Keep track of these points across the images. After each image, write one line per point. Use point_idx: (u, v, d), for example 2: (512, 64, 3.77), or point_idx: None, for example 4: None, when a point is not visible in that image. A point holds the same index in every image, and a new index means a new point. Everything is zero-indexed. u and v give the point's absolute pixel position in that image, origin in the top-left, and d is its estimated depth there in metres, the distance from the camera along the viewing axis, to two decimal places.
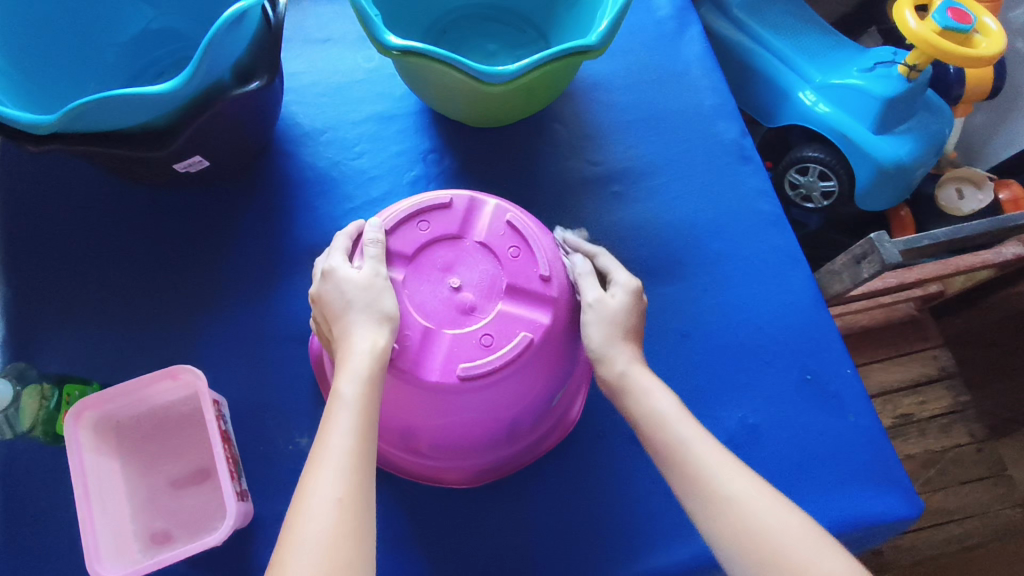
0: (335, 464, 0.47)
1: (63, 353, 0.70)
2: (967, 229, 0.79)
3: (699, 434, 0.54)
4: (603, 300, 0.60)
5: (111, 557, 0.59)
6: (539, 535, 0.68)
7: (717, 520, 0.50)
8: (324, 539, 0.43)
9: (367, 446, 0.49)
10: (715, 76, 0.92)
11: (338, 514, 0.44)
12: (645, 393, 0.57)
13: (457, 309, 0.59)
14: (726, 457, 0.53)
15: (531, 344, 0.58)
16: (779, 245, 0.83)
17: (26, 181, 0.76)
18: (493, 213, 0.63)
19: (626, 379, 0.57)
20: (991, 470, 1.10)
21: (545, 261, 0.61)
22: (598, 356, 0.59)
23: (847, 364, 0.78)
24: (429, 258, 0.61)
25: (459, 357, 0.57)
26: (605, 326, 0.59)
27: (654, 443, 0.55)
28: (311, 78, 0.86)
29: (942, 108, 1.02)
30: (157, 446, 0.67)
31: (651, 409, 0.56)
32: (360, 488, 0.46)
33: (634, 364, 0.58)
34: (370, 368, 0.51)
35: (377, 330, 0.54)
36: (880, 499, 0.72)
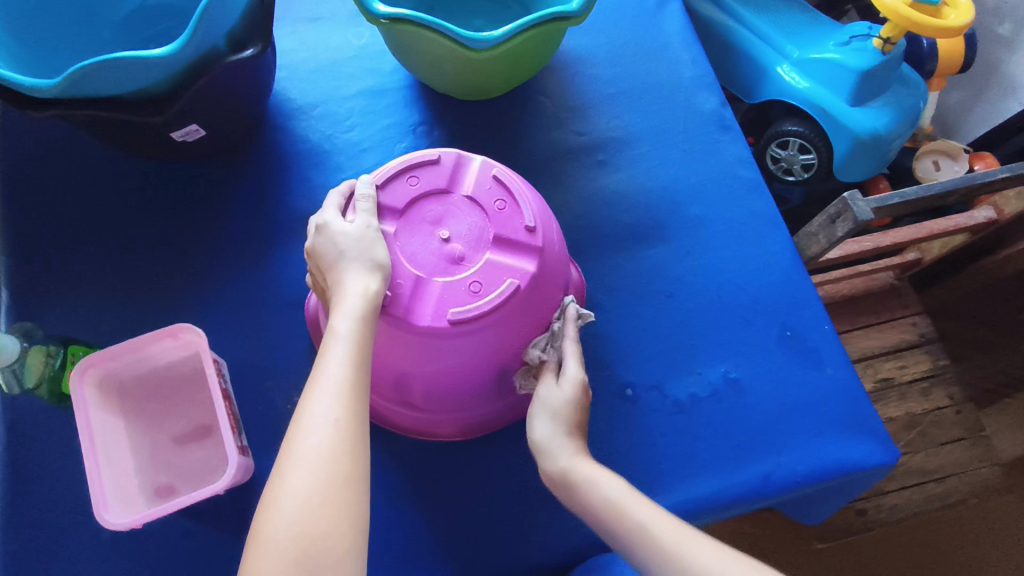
0: (331, 390, 0.49)
1: (65, 314, 0.72)
2: (937, 187, 0.82)
3: (654, 513, 0.54)
4: (550, 394, 0.62)
5: (118, 507, 0.61)
6: (531, 484, 0.70)
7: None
8: (321, 452, 0.46)
9: (362, 376, 0.51)
10: (695, 48, 0.95)
11: (335, 435, 0.47)
12: (592, 483, 0.57)
13: (446, 259, 0.62)
14: (685, 530, 0.52)
15: (518, 291, 0.61)
16: (758, 209, 0.86)
17: (26, 154, 0.78)
18: (479, 169, 0.66)
19: (569, 475, 0.58)
20: (969, 431, 1.13)
21: (530, 213, 0.63)
22: (541, 450, 0.61)
23: (825, 320, 0.81)
24: (419, 212, 0.64)
25: (449, 303, 0.60)
26: (550, 420, 0.61)
27: (610, 528, 0.54)
28: (303, 54, 0.88)
29: (917, 83, 1.05)
30: (159, 404, 0.69)
31: (603, 498, 0.55)
32: (356, 413, 0.49)
33: (576, 458, 0.59)
34: (364, 308, 0.54)
35: (370, 275, 0.56)
36: (858, 447, 0.75)
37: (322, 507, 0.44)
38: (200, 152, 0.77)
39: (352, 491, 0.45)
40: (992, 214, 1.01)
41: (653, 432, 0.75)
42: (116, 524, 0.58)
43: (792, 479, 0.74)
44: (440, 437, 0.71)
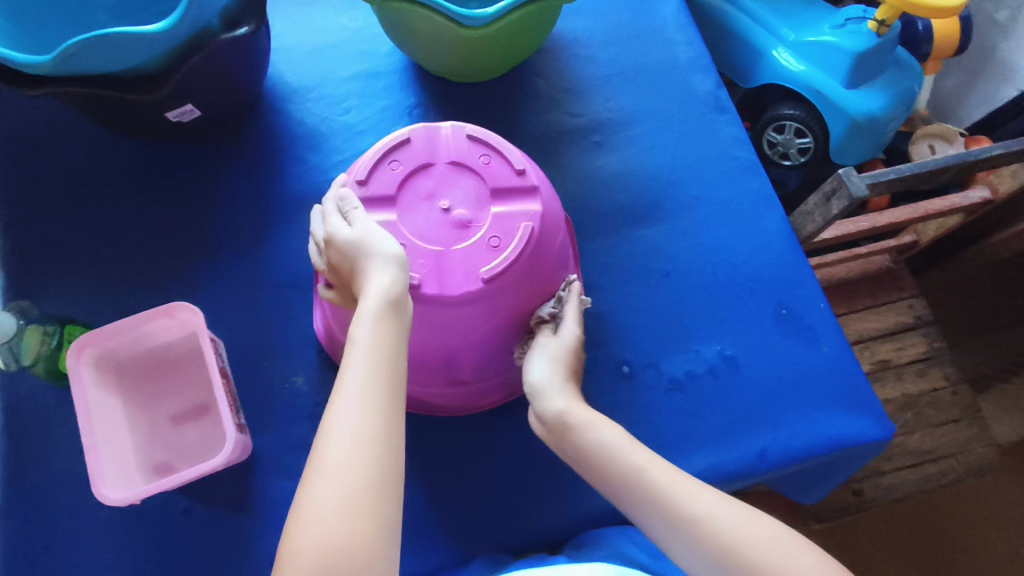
0: (350, 402, 0.47)
1: (61, 294, 0.73)
2: (930, 164, 0.82)
3: (652, 458, 0.54)
4: (550, 343, 0.64)
5: (116, 484, 0.61)
6: (530, 462, 0.71)
7: (676, 540, 0.50)
8: (341, 468, 0.44)
9: (385, 378, 0.48)
10: (674, 25, 0.95)
11: (350, 447, 0.45)
12: (588, 428, 0.58)
13: (455, 226, 0.62)
14: (681, 477, 0.53)
15: (534, 233, 0.62)
16: (755, 188, 0.86)
17: (21, 136, 0.78)
18: (451, 133, 0.66)
19: (565, 418, 0.59)
20: (965, 412, 1.13)
21: (515, 158, 0.65)
22: (537, 393, 0.62)
23: (821, 298, 0.81)
24: (411, 192, 0.63)
25: (477, 265, 0.60)
26: (547, 365, 0.63)
27: (607, 474, 0.55)
28: (298, 37, 0.88)
29: (912, 65, 1.05)
30: (155, 384, 0.69)
31: (597, 442, 0.57)
32: (375, 424, 0.46)
33: (573, 404, 0.60)
34: (381, 308, 0.51)
35: (385, 269, 0.54)
36: (854, 422, 0.76)
37: (349, 526, 0.43)
38: (195, 133, 0.77)
39: (379, 506, 0.44)
40: (988, 193, 1.00)
41: (649, 409, 0.76)
42: (114, 500, 0.58)
43: (789, 455, 0.74)
44: (439, 414, 0.72)
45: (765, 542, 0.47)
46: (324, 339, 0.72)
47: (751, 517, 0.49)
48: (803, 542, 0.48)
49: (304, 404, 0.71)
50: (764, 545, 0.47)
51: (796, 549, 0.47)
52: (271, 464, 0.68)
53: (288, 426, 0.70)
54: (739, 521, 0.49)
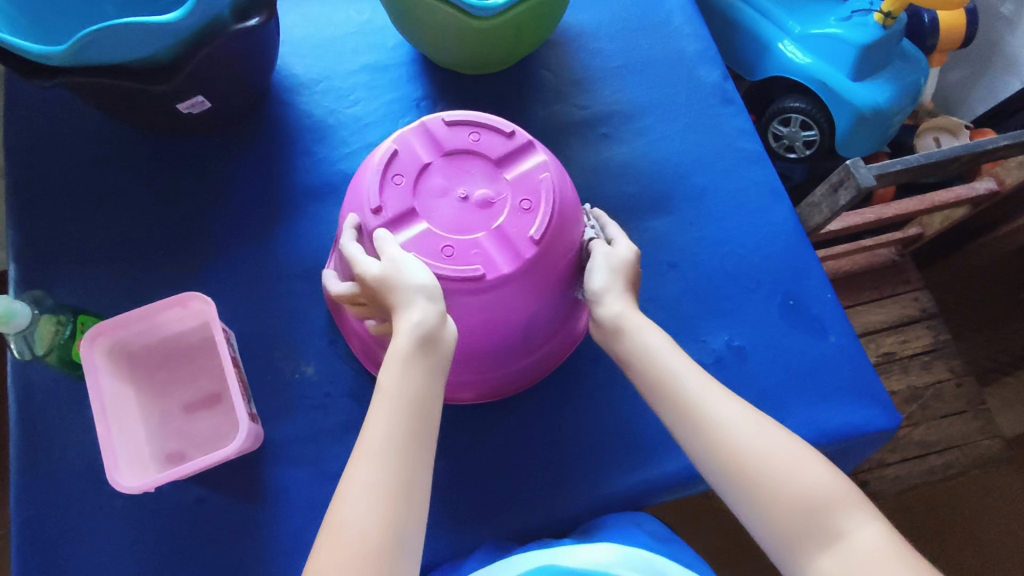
0: (376, 455, 0.48)
1: (72, 285, 0.73)
2: (937, 155, 0.82)
3: (692, 368, 0.56)
4: (611, 253, 0.63)
5: (130, 473, 0.62)
6: (539, 451, 0.71)
7: (694, 439, 0.53)
8: (366, 521, 0.46)
9: (412, 434, 0.50)
10: (650, 16, 0.95)
11: (375, 502, 0.47)
12: (634, 332, 0.58)
13: (480, 207, 0.63)
14: (710, 384, 0.54)
15: (555, 181, 0.64)
16: (762, 180, 0.87)
17: (30, 128, 0.78)
18: (431, 124, 0.65)
19: (619, 320, 0.59)
20: (970, 404, 1.13)
21: (500, 123, 0.66)
22: (597, 297, 0.61)
23: (828, 289, 0.82)
24: (425, 194, 0.63)
25: (522, 230, 0.61)
26: (609, 273, 0.62)
27: (638, 370, 0.57)
28: (305, 30, 0.88)
29: (917, 58, 1.05)
30: (167, 374, 0.70)
31: (634, 341, 0.58)
32: (400, 482, 0.48)
33: (626, 306, 0.60)
34: (417, 340, 0.52)
35: (420, 301, 0.54)
36: (860, 411, 0.76)
37: (384, 518, 0.47)
38: (205, 125, 0.78)
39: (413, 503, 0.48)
40: (993, 185, 1.00)
41: None
42: (128, 488, 0.59)
43: None
44: (449, 404, 0.72)
45: (785, 459, 0.50)
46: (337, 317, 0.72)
47: (773, 430, 0.51)
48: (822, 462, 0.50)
49: (314, 394, 0.71)
50: (779, 456, 0.50)
51: (808, 465, 0.49)
52: (282, 454, 0.69)
53: (299, 415, 0.71)
54: (763, 436, 0.51)
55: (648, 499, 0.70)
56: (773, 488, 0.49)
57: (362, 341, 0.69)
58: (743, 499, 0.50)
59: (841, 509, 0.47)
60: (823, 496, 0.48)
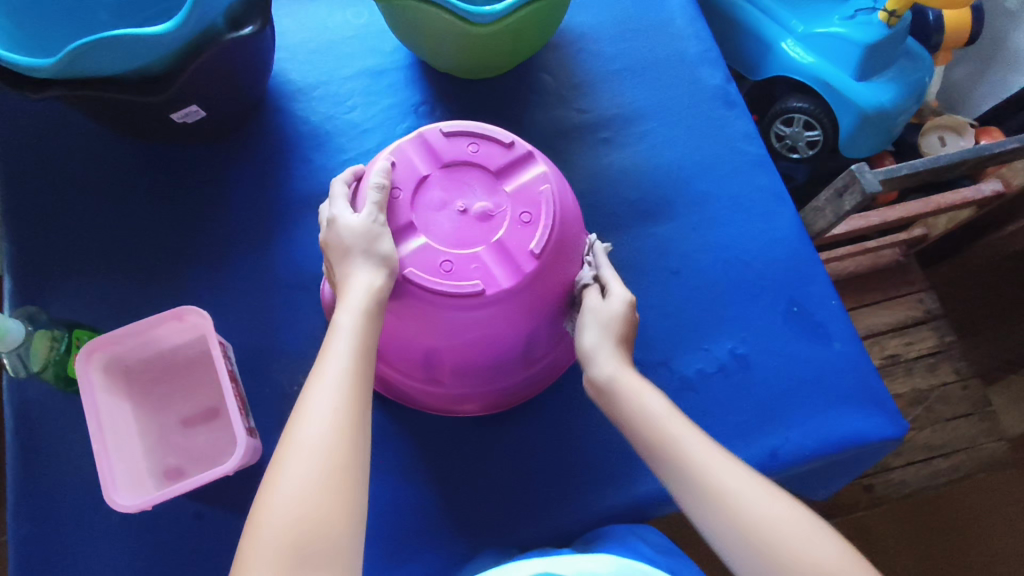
0: (333, 382, 0.50)
1: (68, 298, 0.72)
2: (943, 159, 0.81)
3: (696, 436, 0.54)
4: (599, 309, 0.61)
5: (127, 490, 0.61)
6: (540, 463, 0.70)
7: (703, 513, 0.50)
8: (323, 440, 0.47)
9: (363, 370, 0.52)
10: (655, 18, 0.94)
11: (334, 424, 0.48)
12: (635, 396, 0.56)
13: (480, 220, 0.61)
14: (721, 454, 0.52)
15: (556, 192, 0.63)
16: (765, 184, 0.86)
17: (24, 138, 0.77)
18: (429, 135, 0.64)
19: (613, 382, 0.57)
20: (976, 407, 1.12)
21: (499, 134, 0.64)
22: (587, 357, 0.60)
23: (832, 295, 0.81)
24: (423, 208, 0.62)
25: (521, 243, 0.60)
26: (598, 330, 0.60)
27: (644, 440, 0.55)
28: (301, 35, 0.87)
29: (922, 56, 1.04)
30: (164, 388, 0.69)
31: (641, 407, 0.55)
32: (354, 411, 0.49)
33: (623, 369, 0.58)
34: (370, 302, 0.54)
35: (376, 270, 0.56)
36: (866, 420, 0.75)
37: (320, 488, 0.45)
38: (199, 134, 0.77)
39: (351, 473, 0.46)
40: (1000, 186, 0.99)
41: None
42: (125, 507, 0.58)
43: (801, 453, 0.74)
44: (449, 416, 0.71)
45: (800, 534, 0.48)
46: None
47: (786, 503, 0.49)
48: (837, 538, 0.48)
49: None
50: (794, 531, 0.48)
51: (824, 542, 0.48)
52: None
53: None
54: (775, 510, 0.49)
55: (651, 510, 0.70)
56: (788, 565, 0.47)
57: None
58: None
59: None
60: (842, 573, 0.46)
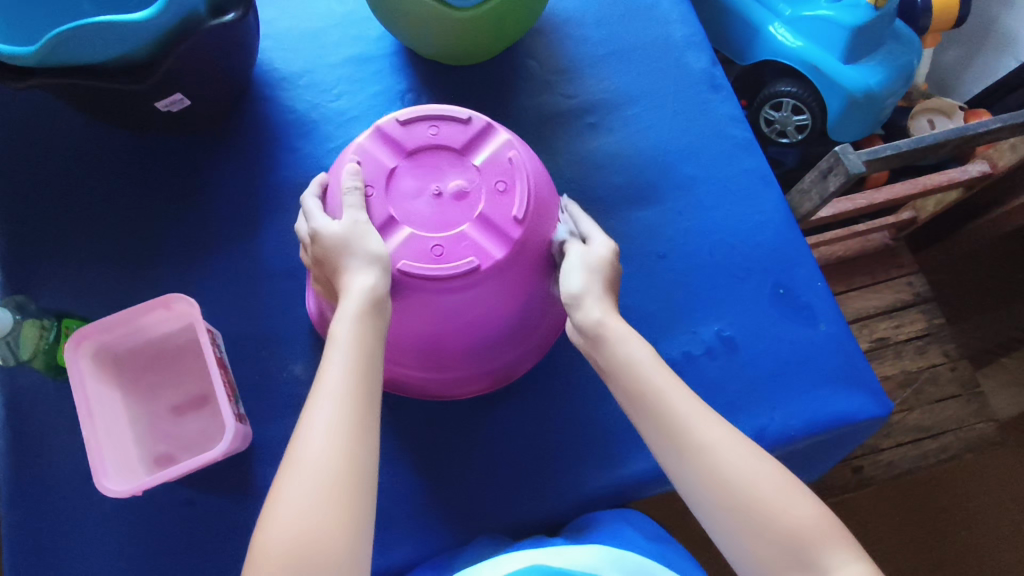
0: (332, 395, 0.49)
1: (56, 288, 0.72)
2: (928, 138, 0.82)
3: (673, 382, 0.54)
4: (586, 252, 0.62)
5: (118, 476, 0.62)
6: (528, 446, 0.71)
7: (682, 466, 0.51)
8: (322, 457, 0.46)
9: (366, 378, 0.51)
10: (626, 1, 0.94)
11: (333, 439, 0.47)
12: (619, 340, 0.57)
13: (456, 199, 0.62)
14: (698, 405, 0.53)
15: (524, 155, 0.63)
16: (751, 167, 0.86)
17: (9, 130, 0.77)
18: (385, 128, 0.64)
19: (601, 327, 0.58)
20: (965, 388, 1.12)
21: (453, 112, 0.65)
22: (575, 300, 0.60)
23: (818, 277, 0.81)
24: (400, 199, 0.62)
25: (501, 211, 0.61)
26: (584, 274, 0.61)
27: (628, 390, 0.55)
28: (287, 23, 0.87)
29: (910, 38, 1.04)
30: (154, 376, 0.69)
31: (626, 355, 0.56)
32: (355, 425, 0.48)
33: (608, 314, 0.59)
34: (365, 304, 0.54)
35: (369, 270, 0.56)
36: (852, 400, 0.76)
37: (321, 504, 0.44)
38: (186, 123, 0.77)
39: (357, 481, 0.46)
40: (987, 167, 0.99)
41: None
42: (116, 492, 0.59)
43: (787, 433, 0.74)
44: (438, 401, 0.72)
45: (768, 490, 0.48)
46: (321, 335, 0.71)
47: (761, 458, 0.50)
48: (805, 493, 0.49)
49: (303, 393, 0.71)
50: (765, 485, 0.49)
51: (796, 497, 0.48)
52: (273, 453, 0.69)
53: (286, 415, 0.70)
54: (753, 467, 0.49)
55: (638, 491, 0.70)
56: (761, 520, 0.48)
57: None
58: (729, 530, 0.49)
59: (823, 544, 0.46)
60: (811, 530, 0.47)
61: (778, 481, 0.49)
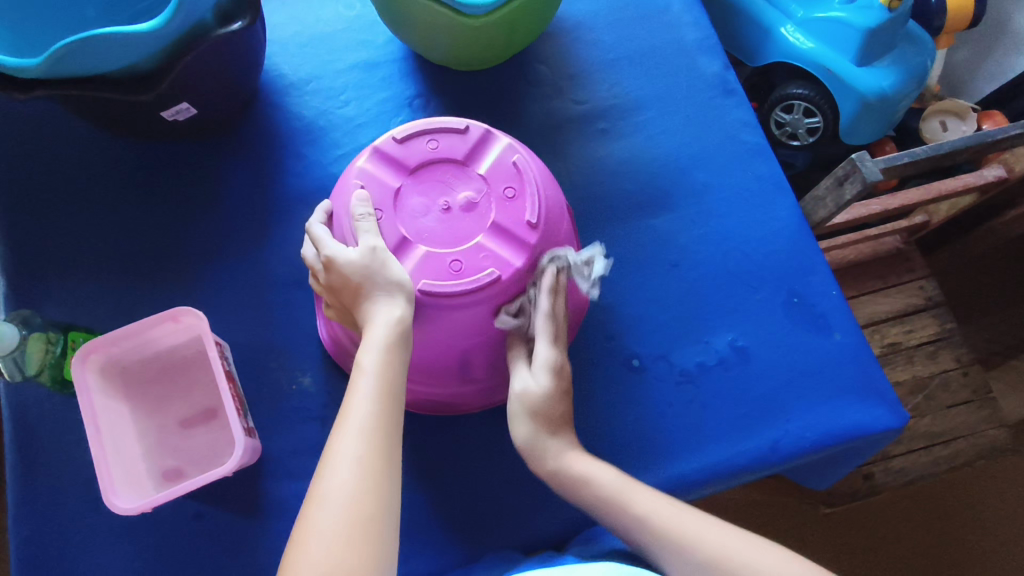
0: (356, 430, 0.49)
1: (62, 299, 0.72)
2: (947, 145, 0.81)
3: (652, 499, 0.57)
4: (528, 393, 0.60)
5: (127, 492, 0.61)
6: (539, 460, 0.70)
7: (685, 572, 0.52)
8: (346, 493, 0.46)
9: (389, 411, 0.50)
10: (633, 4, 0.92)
11: (357, 475, 0.46)
12: (586, 480, 0.58)
13: (466, 211, 0.61)
14: (682, 513, 0.55)
15: (528, 157, 0.63)
16: (765, 174, 0.85)
17: (13, 138, 0.76)
18: (384, 147, 0.63)
19: (561, 475, 0.59)
20: (977, 394, 1.11)
21: (451, 123, 0.64)
22: (529, 452, 0.61)
23: (833, 285, 0.80)
24: (410, 219, 0.60)
25: (514, 218, 0.60)
26: (530, 422, 0.60)
27: (614, 524, 0.57)
28: (293, 28, 0.86)
29: (924, 39, 1.03)
30: (162, 389, 0.69)
31: (602, 493, 0.58)
32: (380, 460, 0.48)
33: (565, 455, 0.60)
34: (392, 335, 0.53)
35: (392, 299, 0.55)
36: (866, 411, 0.75)
37: (347, 544, 0.44)
38: (192, 131, 0.76)
39: (380, 520, 0.46)
40: (1003, 171, 0.97)
41: (659, 401, 0.75)
42: (124, 509, 0.58)
43: (801, 445, 0.73)
44: (449, 414, 0.71)
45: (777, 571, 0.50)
46: (330, 347, 0.70)
47: (757, 545, 0.52)
48: (807, 564, 0.51)
49: (312, 405, 0.70)
50: (771, 571, 0.50)
51: (802, 569, 0.50)
52: (283, 466, 0.68)
53: (295, 428, 0.70)
54: (756, 557, 0.51)
55: None
56: None
57: (351, 356, 0.67)
58: None
59: None
60: None
61: (784, 558, 0.51)
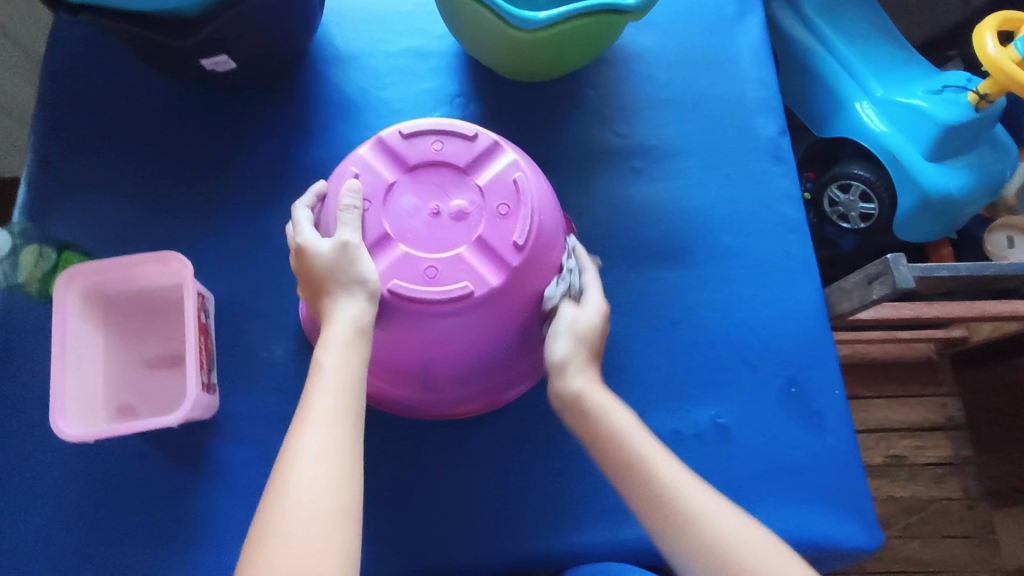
0: (318, 424, 0.48)
1: (70, 219, 0.73)
2: (994, 267, 0.76)
3: (660, 450, 0.55)
4: (577, 317, 0.60)
5: (77, 418, 0.62)
6: (484, 488, 0.68)
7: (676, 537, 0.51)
8: (308, 486, 0.44)
9: (352, 404, 0.50)
10: (698, 47, 0.89)
11: (318, 469, 0.45)
12: (604, 411, 0.57)
13: (455, 220, 0.59)
14: (686, 473, 0.54)
15: (530, 178, 0.61)
16: (794, 251, 0.80)
17: (66, 56, 0.79)
18: (389, 140, 0.62)
19: (583, 396, 0.57)
20: (977, 530, 1.04)
21: (460, 128, 0.62)
22: (559, 368, 0.59)
23: (837, 384, 0.75)
24: (395, 217, 0.59)
25: (501, 235, 0.59)
26: (572, 340, 0.59)
27: (617, 459, 0.55)
28: (356, 3, 0.85)
29: (1007, 147, 0.96)
30: (139, 325, 0.70)
31: (613, 427, 0.56)
32: (342, 454, 0.47)
33: (593, 382, 0.58)
34: (350, 332, 0.52)
35: (354, 296, 0.54)
36: (843, 525, 0.70)
37: (307, 537, 0.43)
38: (229, 84, 0.76)
39: (343, 512, 0.44)
40: None
41: None
42: (68, 436, 0.59)
43: None
44: (406, 419, 0.70)
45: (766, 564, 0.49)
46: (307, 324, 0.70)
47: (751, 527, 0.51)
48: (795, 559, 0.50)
49: (278, 376, 0.70)
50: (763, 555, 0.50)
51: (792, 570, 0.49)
52: (233, 429, 0.68)
53: (255, 394, 0.69)
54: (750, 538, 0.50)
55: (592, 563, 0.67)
56: None
57: None
58: None
59: None
60: None
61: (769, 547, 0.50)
